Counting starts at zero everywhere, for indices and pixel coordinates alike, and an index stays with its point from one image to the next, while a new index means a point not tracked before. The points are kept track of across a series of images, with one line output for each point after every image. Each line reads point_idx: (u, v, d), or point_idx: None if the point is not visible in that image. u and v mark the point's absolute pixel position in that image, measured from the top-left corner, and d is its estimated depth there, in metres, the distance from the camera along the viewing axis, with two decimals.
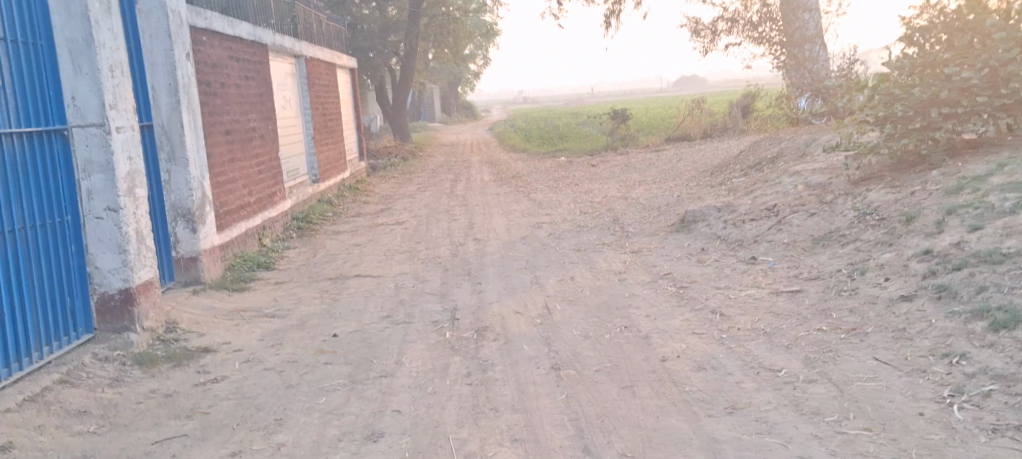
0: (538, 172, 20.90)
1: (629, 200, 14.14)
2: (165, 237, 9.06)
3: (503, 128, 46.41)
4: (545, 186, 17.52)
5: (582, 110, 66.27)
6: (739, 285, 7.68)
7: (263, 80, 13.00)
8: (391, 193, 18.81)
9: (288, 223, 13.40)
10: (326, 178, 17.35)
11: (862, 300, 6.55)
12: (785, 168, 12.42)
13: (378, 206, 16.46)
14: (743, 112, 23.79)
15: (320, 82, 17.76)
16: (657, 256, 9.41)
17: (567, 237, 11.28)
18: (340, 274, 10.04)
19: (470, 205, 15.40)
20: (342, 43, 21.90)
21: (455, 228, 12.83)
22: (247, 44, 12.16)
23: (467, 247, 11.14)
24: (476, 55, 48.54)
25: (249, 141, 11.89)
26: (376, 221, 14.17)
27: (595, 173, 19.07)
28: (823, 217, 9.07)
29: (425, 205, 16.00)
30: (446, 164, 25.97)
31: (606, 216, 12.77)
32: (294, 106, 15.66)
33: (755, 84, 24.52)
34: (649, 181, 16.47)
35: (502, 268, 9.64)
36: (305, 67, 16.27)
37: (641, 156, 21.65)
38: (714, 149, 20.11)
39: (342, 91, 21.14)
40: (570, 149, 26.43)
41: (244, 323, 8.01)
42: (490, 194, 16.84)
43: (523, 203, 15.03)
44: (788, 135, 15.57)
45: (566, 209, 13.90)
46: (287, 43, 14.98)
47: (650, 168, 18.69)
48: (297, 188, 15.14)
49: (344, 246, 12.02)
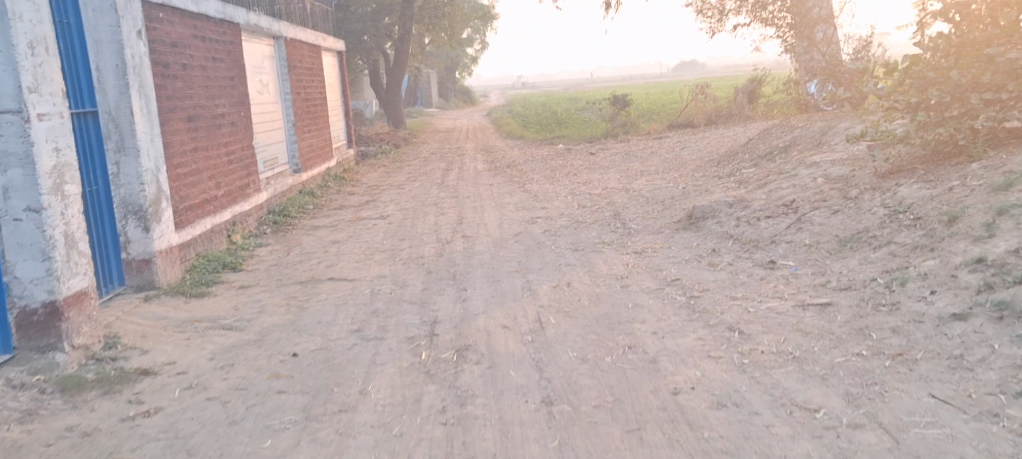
0: (535, 160, 19.93)
1: (631, 193, 13.19)
2: (113, 237, 8.14)
3: (501, 114, 45.38)
4: (541, 176, 16.57)
5: (581, 96, 65.26)
6: (757, 295, 6.75)
7: (235, 62, 12.06)
8: (379, 183, 17.86)
9: (263, 217, 12.46)
10: (309, 168, 16.40)
11: (905, 318, 5.58)
12: (800, 159, 11.47)
13: (363, 198, 15.52)
14: (749, 97, 22.77)
15: (303, 65, 16.79)
16: (662, 258, 8.48)
17: (563, 234, 10.37)
18: (312, 277, 9.08)
19: (461, 197, 14.44)
20: (329, 25, 20.93)
21: (443, 223, 11.88)
22: (214, 23, 11.23)
23: (454, 246, 10.20)
24: (474, 39, 47.54)
25: (217, 128, 10.94)
26: (358, 215, 13.21)
27: (595, 162, 18.13)
28: (848, 215, 8.13)
29: (413, 196, 15.05)
30: (439, 152, 25.01)
31: (607, 210, 11.83)
32: (273, 91, 14.70)
33: (762, 69, 23.47)
34: (652, 172, 15.52)
35: (491, 271, 8.70)
36: (285, 48, 15.29)
37: (643, 143, 20.69)
38: (720, 137, 19.15)
39: (329, 75, 20.18)
40: (568, 137, 25.44)
41: (196, 337, 7.07)
42: (483, 185, 15.87)
43: (517, 196, 14.07)
44: (801, 123, 14.60)
45: (563, 202, 12.97)
46: (265, 23, 14.00)
47: (652, 158, 17.75)
48: (276, 179, 14.19)
49: (321, 245, 11.07)
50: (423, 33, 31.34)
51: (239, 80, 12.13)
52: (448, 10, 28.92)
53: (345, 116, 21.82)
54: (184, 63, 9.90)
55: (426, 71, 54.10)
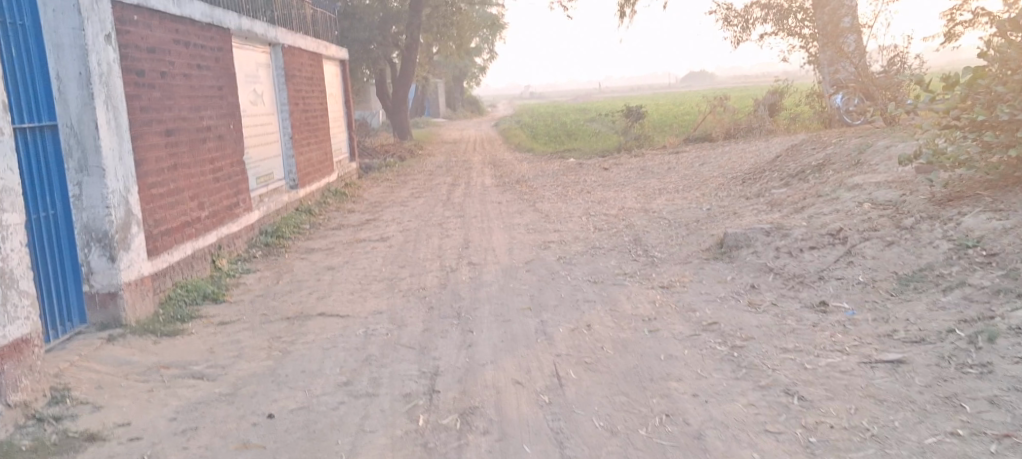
0: (545, 176, 18.99)
1: (652, 214, 12.21)
2: (72, 267, 7.22)
3: (510, 125, 44.45)
4: (552, 194, 15.61)
5: (590, 107, 64.32)
6: (811, 345, 5.79)
7: (225, 72, 11.18)
8: (381, 199, 16.94)
9: (254, 239, 11.56)
10: (307, 183, 15.50)
11: (1004, 386, 4.68)
12: (838, 180, 10.49)
13: (363, 216, 14.61)
14: (770, 111, 21.74)
15: (303, 75, 15.91)
16: (693, 295, 7.52)
17: (580, 263, 9.43)
18: (300, 313, 8.14)
19: (467, 216, 13.50)
20: (332, 32, 20.05)
21: (447, 247, 10.93)
22: (200, 28, 10.34)
23: (459, 275, 9.26)
24: (483, 49, 46.68)
25: (202, 143, 10.03)
26: (356, 237, 12.28)
27: (610, 178, 17.16)
28: (906, 248, 7.13)
29: (416, 215, 14.13)
30: (446, 165, 24.13)
31: (627, 235, 10.87)
32: (268, 101, 13.81)
33: (782, 81, 22.44)
34: (671, 190, 14.54)
35: (500, 307, 7.75)
36: (282, 57, 14.40)
37: (659, 158, 19.70)
38: (742, 153, 18.15)
39: (331, 85, 19.31)
40: (580, 150, 24.48)
41: (160, 388, 6.18)
42: (490, 203, 14.93)
43: (527, 216, 13.11)
44: (833, 139, 13.61)
45: (579, 224, 12.01)
46: (260, 29, 13.11)
47: (671, 174, 16.77)
48: (271, 196, 13.29)
49: (314, 272, 10.12)
50: (430, 42, 30.44)
51: (228, 90, 11.24)
52: (456, 18, 28.32)
53: (349, 127, 20.91)
54: (162, 71, 9.02)
55: (434, 80, 53.22)
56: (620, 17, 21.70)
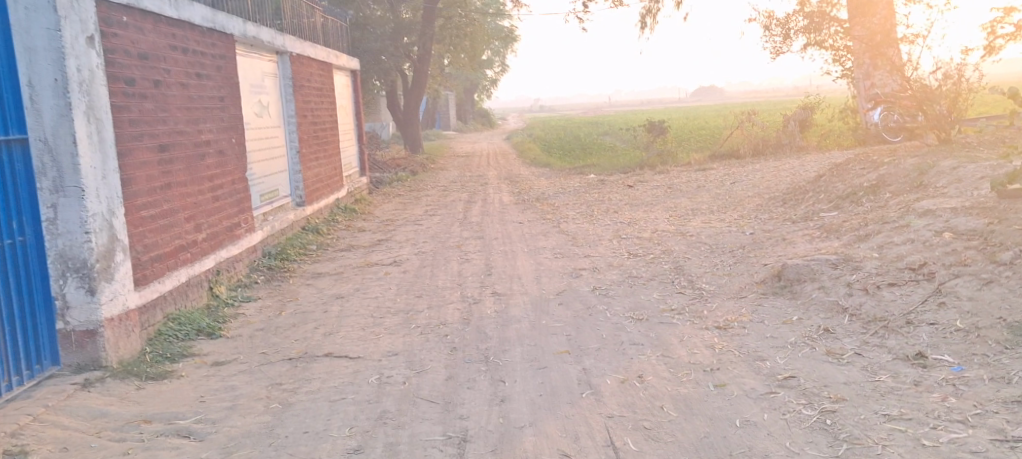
0: (566, 193, 18.04)
1: (690, 238, 11.20)
2: (44, 302, 6.28)
3: (523, 138, 43.59)
4: (576, 213, 14.64)
5: (602, 120, 63.44)
6: (921, 412, 4.89)
7: (228, 81, 10.23)
8: (394, 216, 16.00)
9: (256, 261, 10.61)
10: (315, 200, 14.55)
11: None
12: (901, 204, 9.48)
13: (375, 235, 13.66)
14: (800, 126, 20.73)
15: (313, 85, 14.98)
16: (758, 339, 6.52)
17: (618, 296, 8.43)
18: (305, 353, 7.15)
19: (487, 238, 12.54)
20: (343, 41, 19.10)
21: (468, 274, 9.97)
22: (201, 32, 9.40)
23: (483, 309, 8.28)
24: (495, 61, 45.84)
25: (200, 158, 9.08)
26: (368, 260, 11.32)
27: (636, 196, 16.17)
28: (1011, 288, 6.15)
29: (432, 235, 13.18)
30: (461, 179, 23.20)
31: (665, 262, 9.87)
32: (274, 112, 12.87)
33: (812, 96, 21.46)
34: (705, 211, 13.54)
35: (534, 349, 6.76)
36: (289, 66, 13.51)
37: (685, 175, 18.71)
38: (775, 171, 17.14)
39: (342, 95, 18.38)
40: (599, 165, 23.51)
41: (138, 451, 5.24)
42: (511, 223, 13.96)
43: (552, 238, 12.14)
44: (883, 158, 12.60)
45: (610, 249, 11.02)
46: (267, 36, 12.21)
47: (701, 193, 15.77)
48: (275, 214, 12.35)
49: (322, 302, 9.16)
50: (443, 53, 29.52)
51: (232, 101, 10.29)
52: (470, 30, 27.90)
53: (359, 140, 19.98)
54: (157, 79, 8.07)
55: (444, 93, 52.32)
56: (642, 27, 20.82)
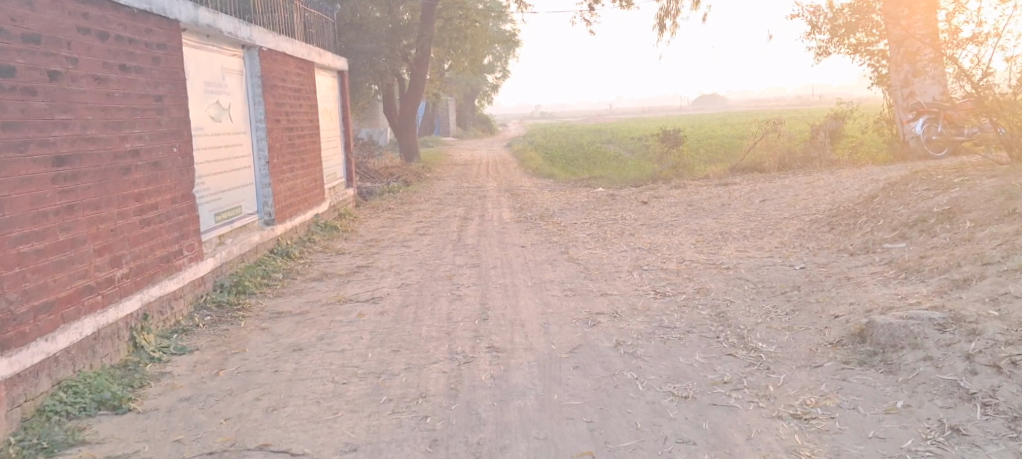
0: (574, 209, 16.22)
1: (727, 273, 9.33)
2: None
3: (524, 146, 41.80)
4: (587, 235, 12.79)
5: (605, 128, 61.68)
6: None
7: (169, 76, 8.35)
8: (379, 235, 14.16)
9: (203, 298, 8.77)
10: (288, 217, 12.69)
11: None
12: (998, 236, 7.65)
13: (356, 259, 11.81)
14: (830, 137, 18.95)
15: (287, 85, 13.13)
16: (858, 443, 4.87)
17: (650, 357, 6.59)
18: (233, 444, 5.33)
19: (484, 267, 10.69)
20: (329, 38, 17.24)
21: (459, 318, 8.11)
22: (133, 15, 7.52)
23: (477, 374, 6.42)
24: (496, 65, 44.06)
25: (123, 173, 7.18)
26: (340, 295, 9.45)
27: (654, 216, 14.31)
28: None
29: (420, 261, 11.34)
30: (458, 191, 21.40)
31: (703, 306, 8.01)
32: (237, 116, 11.03)
33: (841, 104, 19.69)
34: (738, 236, 11.67)
35: (544, 449, 5.01)
36: (258, 63, 11.67)
37: (706, 191, 16.85)
38: (808, 188, 15.29)
39: (326, 98, 16.54)
40: (608, 178, 21.66)
41: None
42: (511, 246, 12.13)
43: (561, 268, 10.28)
44: (950, 177, 10.73)
45: (632, 286, 9.16)
46: (228, 27, 10.38)
47: (729, 213, 13.95)
48: (235, 237, 10.50)
49: (273, 355, 7.28)
50: (442, 55, 27.72)
51: (175, 102, 8.42)
52: (470, 32, 26.39)
53: (347, 148, 18.13)
54: (55, 71, 6.22)
55: (445, 98, 50.51)
56: (657, 31, 19.03)
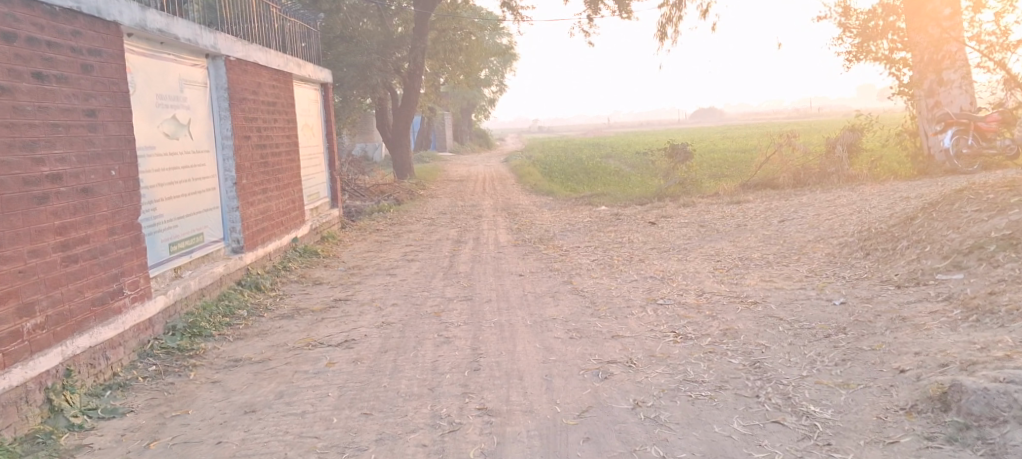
0: (576, 230, 15.02)
1: (756, 309, 8.10)
2: None
3: (521, 161, 40.71)
4: (592, 261, 11.59)
5: (603, 142, 60.66)
6: None
7: (106, 88, 7.09)
8: (364, 261, 12.93)
9: (149, 343, 7.51)
10: (260, 244, 11.46)
11: None
12: None
13: (334, 291, 10.57)
14: (849, 151, 17.77)
15: (260, 98, 11.92)
16: None
17: (676, 425, 5.41)
18: None
19: (478, 300, 9.48)
20: (312, 48, 16.02)
21: (446, 367, 6.89)
22: (52, 13, 6.38)
23: (464, 450, 5.25)
24: (492, 80, 43.05)
25: (37, 202, 6.07)
26: (310, 338, 8.19)
27: (664, 239, 13.10)
28: None
29: (406, 294, 10.12)
30: (453, 210, 20.21)
31: (733, 353, 6.77)
32: (198, 133, 9.83)
33: (859, 115, 18.53)
34: (761, 263, 10.47)
35: None
36: (224, 74, 10.48)
37: (718, 210, 15.67)
38: (830, 207, 14.11)
39: (307, 113, 15.34)
40: (611, 195, 20.47)
41: None
42: (508, 274, 10.92)
43: (563, 302, 9.05)
44: (1002, 197, 9.54)
45: (646, 325, 7.95)
46: (187, 33, 9.18)
47: (746, 234, 12.77)
48: (197, 270, 9.28)
49: (219, 419, 6.04)
50: (436, 68, 26.56)
51: (113, 117, 7.16)
52: (466, 44, 25.24)
53: (331, 165, 16.91)
54: None
55: (441, 113, 49.46)
56: (660, 41, 17.87)
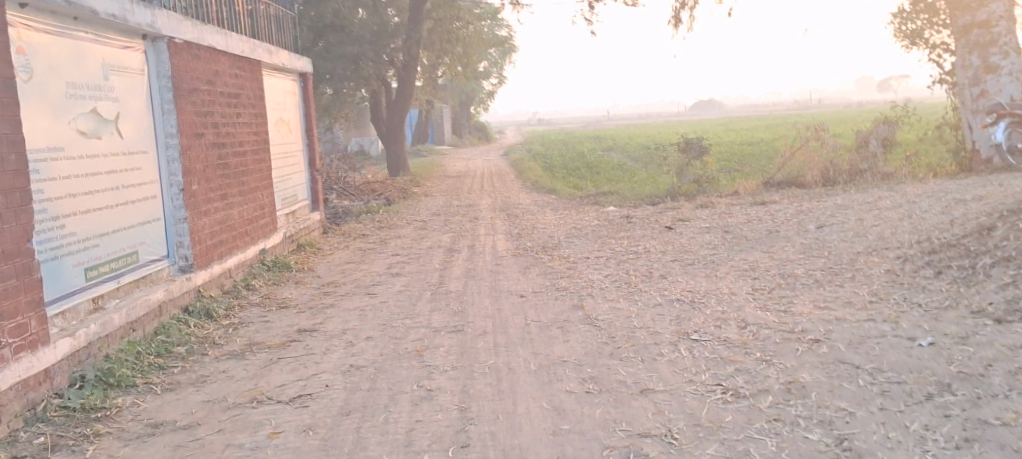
0: (583, 236, 13.31)
1: (820, 352, 6.40)
2: None
3: (520, 155, 38.96)
4: (604, 278, 9.89)
5: (604, 135, 58.81)
6: None
7: None
8: (343, 276, 11.20)
9: (46, 402, 5.83)
10: (215, 260, 9.71)
11: None
12: None
13: (299, 318, 8.86)
14: (883, 145, 16.06)
15: (217, 88, 10.17)
16: None
17: None
18: None
19: (470, 333, 7.79)
20: (289, 33, 14.26)
21: (424, 442, 5.27)
22: None
23: None
24: (490, 73, 41.27)
25: None
26: (257, 390, 6.50)
27: (686, 249, 11.38)
28: None
29: (383, 322, 8.43)
30: (448, 211, 18.50)
31: (806, 424, 5.17)
32: (130, 130, 8.08)
33: (893, 108, 16.82)
34: (809, 282, 8.77)
35: None
36: (167, 59, 8.72)
37: (742, 213, 13.99)
38: (872, 210, 12.38)
39: (281, 104, 13.60)
40: (619, 194, 18.75)
41: None
42: (507, 296, 9.21)
43: (576, 338, 7.36)
44: None
45: (682, 373, 6.28)
46: (109, 7, 7.41)
47: (782, 243, 11.05)
48: (127, 299, 7.57)
49: None
50: (431, 59, 24.78)
51: None
52: (464, 34, 23.39)
53: (311, 164, 15.14)
54: None
55: (437, 105, 47.63)
56: (674, 27, 16.15)
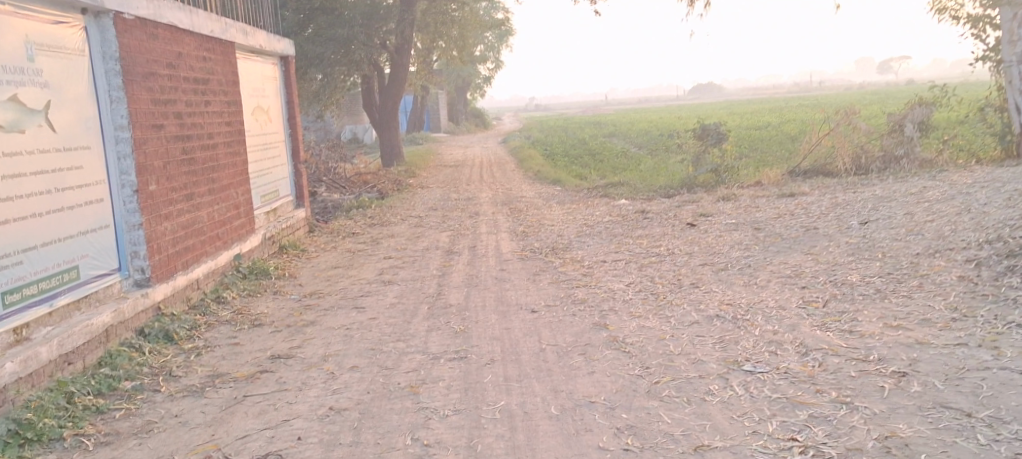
0: (597, 234, 12.02)
1: (911, 391, 5.15)
2: None
3: (521, 142, 37.57)
4: (626, 286, 8.61)
5: (606, 120, 57.37)
6: None
7: None
8: (330, 283, 9.93)
9: None
10: (179, 270, 8.41)
11: None
12: None
13: (276, 339, 7.59)
14: (919, 130, 14.74)
15: (181, 72, 8.87)
16: None
17: None
18: None
19: (473, 360, 6.52)
20: (270, 11, 12.94)
21: None
22: None
23: None
24: (489, 59, 39.77)
25: None
26: (214, 445, 5.29)
27: (715, 250, 10.09)
28: None
29: (371, 345, 7.15)
30: (447, 205, 17.20)
31: None
32: (67, 123, 6.81)
33: (928, 89, 15.48)
34: (870, 293, 7.49)
35: None
36: (118, 39, 7.42)
37: (770, 206, 12.71)
38: (920, 203, 11.07)
39: (260, 90, 12.28)
40: (631, 184, 17.46)
41: None
42: (515, 310, 7.93)
43: (601, 369, 6.11)
44: None
45: (739, 420, 5.05)
46: None
47: (825, 243, 9.75)
48: (62, 326, 6.35)
49: None
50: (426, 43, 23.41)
51: None
52: (458, 16, 21.87)
53: (296, 156, 13.82)
54: None
55: (434, 92, 46.19)
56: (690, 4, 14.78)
